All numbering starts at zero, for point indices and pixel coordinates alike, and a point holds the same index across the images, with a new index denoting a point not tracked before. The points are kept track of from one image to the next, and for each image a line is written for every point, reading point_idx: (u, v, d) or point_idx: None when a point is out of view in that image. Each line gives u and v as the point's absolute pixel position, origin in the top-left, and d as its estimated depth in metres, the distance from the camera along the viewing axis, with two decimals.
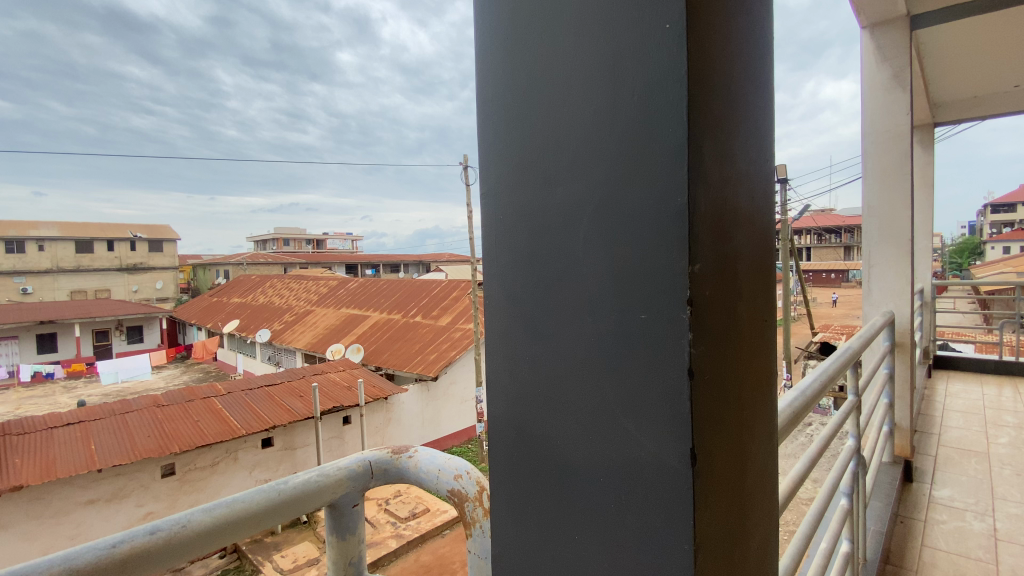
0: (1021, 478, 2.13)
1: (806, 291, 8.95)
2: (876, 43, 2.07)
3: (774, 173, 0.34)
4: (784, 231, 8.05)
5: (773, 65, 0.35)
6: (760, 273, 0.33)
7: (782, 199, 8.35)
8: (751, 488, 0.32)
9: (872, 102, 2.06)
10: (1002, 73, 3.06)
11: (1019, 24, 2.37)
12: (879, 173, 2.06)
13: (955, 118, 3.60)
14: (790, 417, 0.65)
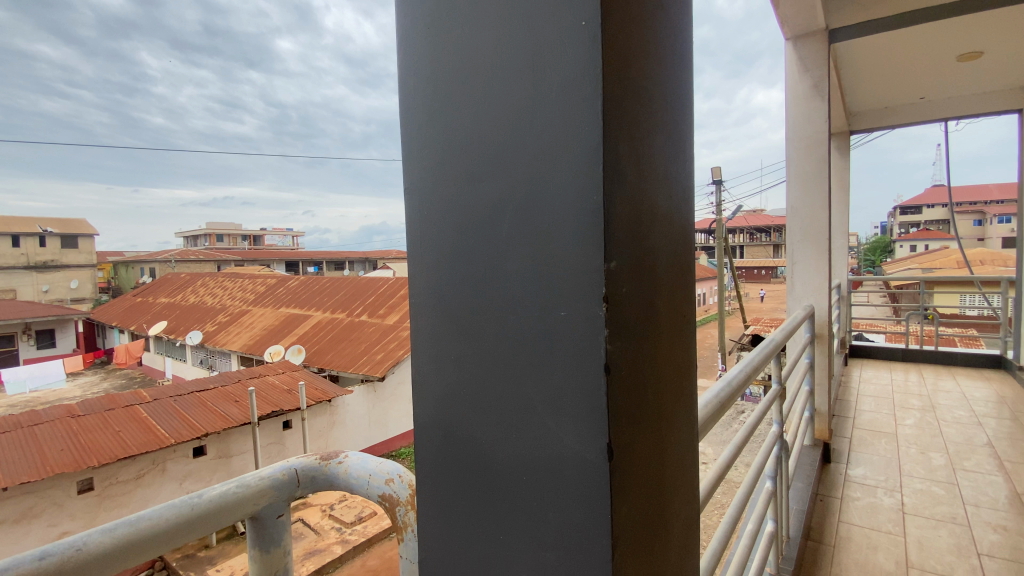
0: (924, 457, 2.35)
1: (740, 288, 9.51)
2: (799, 54, 2.22)
3: (692, 171, 0.36)
4: (720, 230, 8.49)
5: (693, 71, 0.36)
6: (679, 271, 0.34)
7: (718, 200, 8.82)
8: (672, 478, 0.33)
9: (794, 109, 2.21)
10: (908, 87, 3.39)
11: (918, 44, 2.66)
12: (800, 176, 2.21)
13: (868, 126, 3.98)
14: (716, 407, 0.68)
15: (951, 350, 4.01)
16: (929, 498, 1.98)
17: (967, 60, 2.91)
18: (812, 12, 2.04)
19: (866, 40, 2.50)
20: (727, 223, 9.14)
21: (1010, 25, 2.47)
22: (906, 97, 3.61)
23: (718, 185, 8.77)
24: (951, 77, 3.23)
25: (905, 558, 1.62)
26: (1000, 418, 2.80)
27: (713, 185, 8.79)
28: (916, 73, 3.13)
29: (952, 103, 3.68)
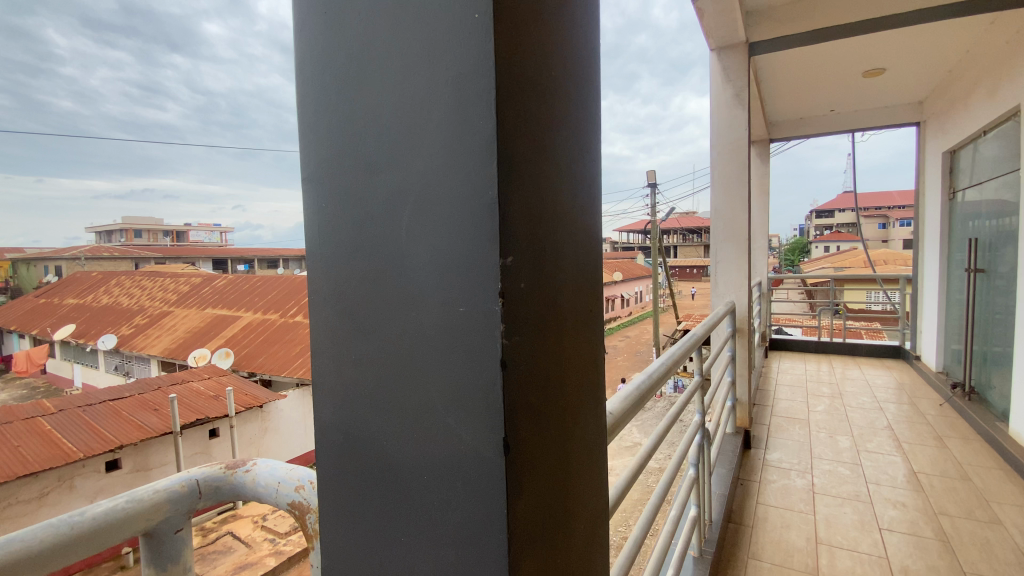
0: (831, 440, 2.57)
1: (674, 286, 9.97)
2: (723, 64, 2.35)
3: (598, 171, 0.37)
4: (655, 231, 8.85)
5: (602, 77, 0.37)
6: (586, 266, 0.35)
7: (653, 202, 9.21)
8: (579, 467, 0.34)
9: (718, 117, 2.35)
10: (818, 100, 3.69)
11: (826, 60, 2.90)
12: (723, 180, 2.35)
13: (785, 135, 4.32)
14: (636, 399, 0.71)
15: (857, 342, 4.41)
16: (836, 478, 2.16)
17: (870, 76, 3.20)
18: (733, 26, 2.17)
19: (783, 53, 2.69)
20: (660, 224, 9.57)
21: (904, 45, 2.74)
22: (818, 109, 3.93)
23: (653, 188, 9.16)
24: (856, 92, 3.54)
25: (815, 534, 1.76)
26: (896, 402, 3.12)
27: (648, 187, 9.16)
28: (826, 87, 3.42)
29: (857, 115, 4.04)
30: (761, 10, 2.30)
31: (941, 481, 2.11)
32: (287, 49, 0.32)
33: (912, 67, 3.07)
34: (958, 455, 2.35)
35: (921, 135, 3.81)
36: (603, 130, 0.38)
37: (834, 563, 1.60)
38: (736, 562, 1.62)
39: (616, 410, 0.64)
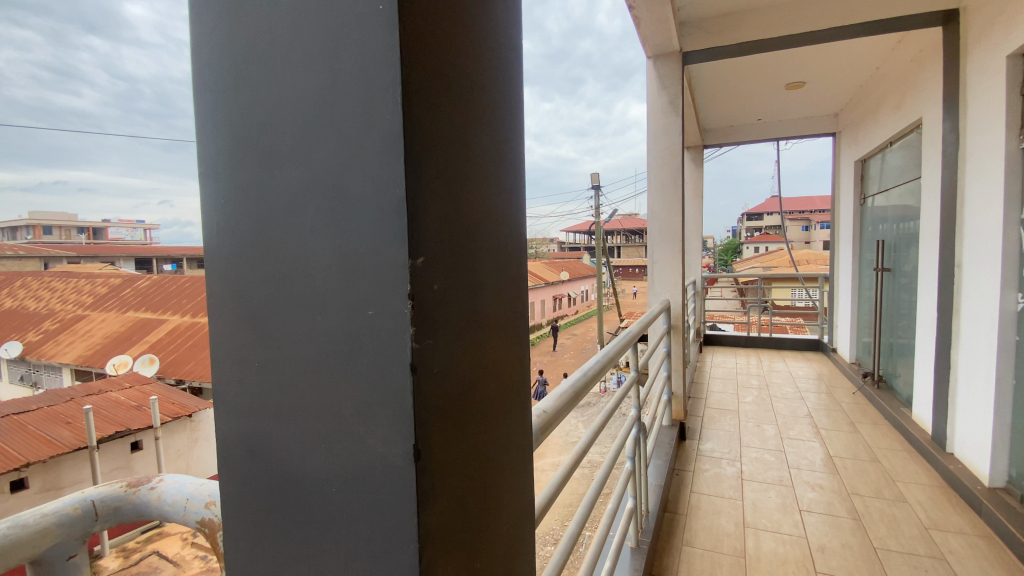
0: (759, 429, 2.73)
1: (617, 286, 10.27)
2: (658, 72, 2.44)
3: (520, 173, 0.37)
4: (599, 231, 9.09)
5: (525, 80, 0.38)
6: (509, 266, 0.36)
7: (597, 203, 9.45)
8: (502, 466, 0.34)
9: (654, 122, 2.45)
10: (746, 110, 3.93)
11: (752, 72, 3.09)
12: (659, 183, 2.46)
13: (718, 141, 4.58)
14: (570, 396, 0.72)
15: (782, 337, 4.74)
16: (761, 465, 2.30)
17: (792, 88, 3.43)
18: (668, 35, 2.26)
19: (714, 63, 2.83)
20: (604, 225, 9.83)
21: (822, 61, 2.95)
22: (746, 118, 4.18)
23: (597, 190, 9.41)
24: (779, 103, 3.79)
25: (743, 519, 1.86)
26: (816, 392, 3.36)
27: (593, 189, 9.38)
28: (753, 98, 3.64)
29: (781, 125, 4.33)
30: (694, 22, 2.41)
31: (854, 464, 2.29)
32: (187, 36, 0.30)
33: (829, 81, 3.32)
34: (869, 439, 2.57)
35: (837, 145, 4.14)
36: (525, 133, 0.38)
37: (759, 544, 1.69)
38: (670, 550, 1.68)
39: (550, 409, 0.65)
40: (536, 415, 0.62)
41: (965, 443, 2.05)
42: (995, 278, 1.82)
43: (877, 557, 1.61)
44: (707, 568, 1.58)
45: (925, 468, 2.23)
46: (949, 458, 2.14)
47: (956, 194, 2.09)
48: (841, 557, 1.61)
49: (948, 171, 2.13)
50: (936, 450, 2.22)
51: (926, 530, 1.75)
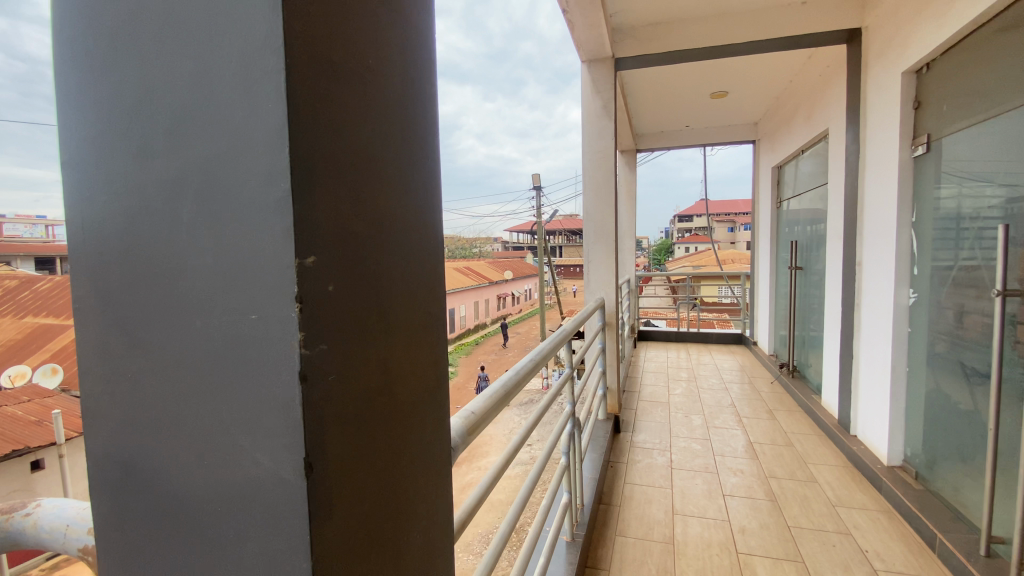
0: (687, 419, 2.87)
1: (558, 285, 10.48)
2: (592, 76, 2.51)
3: (435, 172, 0.36)
4: (540, 231, 9.22)
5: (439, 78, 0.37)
6: (423, 266, 0.34)
7: (537, 204, 9.60)
8: (415, 474, 0.33)
9: (588, 125, 2.51)
10: (675, 117, 4.13)
11: (680, 80, 3.25)
12: (593, 185, 2.53)
13: (650, 145, 4.77)
14: (501, 396, 0.72)
15: (708, 332, 5.02)
16: (689, 453, 2.42)
17: (717, 97, 3.64)
18: (601, 40, 2.32)
19: (645, 69, 2.94)
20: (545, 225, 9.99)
21: (743, 72, 3.15)
22: (675, 124, 4.39)
23: (537, 190, 9.56)
24: (705, 111, 4.01)
25: (672, 506, 1.94)
26: (739, 383, 3.58)
27: (534, 189, 9.51)
28: (681, 105, 3.82)
29: (707, 132, 4.58)
30: (625, 28, 2.49)
31: (771, 449, 2.46)
32: (55, 15, 0.28)
33: (749, 92, 3.55)
34: (785, 425, 2.77)
35: (756, 152, 4.43)
36: (440, 130, 0.38)
37: (687, 530, 1.78)
38: (604, 540, 1.73)
39: (479, 409, 0.63)
40: (465, 416, 0.61)
41: (866, 426, 2.26)
42: (889, 276, 2.02)
43: (791, 535, 1.73)
44: (638, 556, 1.63)
45: (832, 450, 2.43)
46: (853, 440, 2.35)
47: (857, 199, 2.29)
48: (759, 536, 1.72)
49: (851, 178, 2.34)
50: (842, 434, 2.43)
51: (833, 508, 1.90)
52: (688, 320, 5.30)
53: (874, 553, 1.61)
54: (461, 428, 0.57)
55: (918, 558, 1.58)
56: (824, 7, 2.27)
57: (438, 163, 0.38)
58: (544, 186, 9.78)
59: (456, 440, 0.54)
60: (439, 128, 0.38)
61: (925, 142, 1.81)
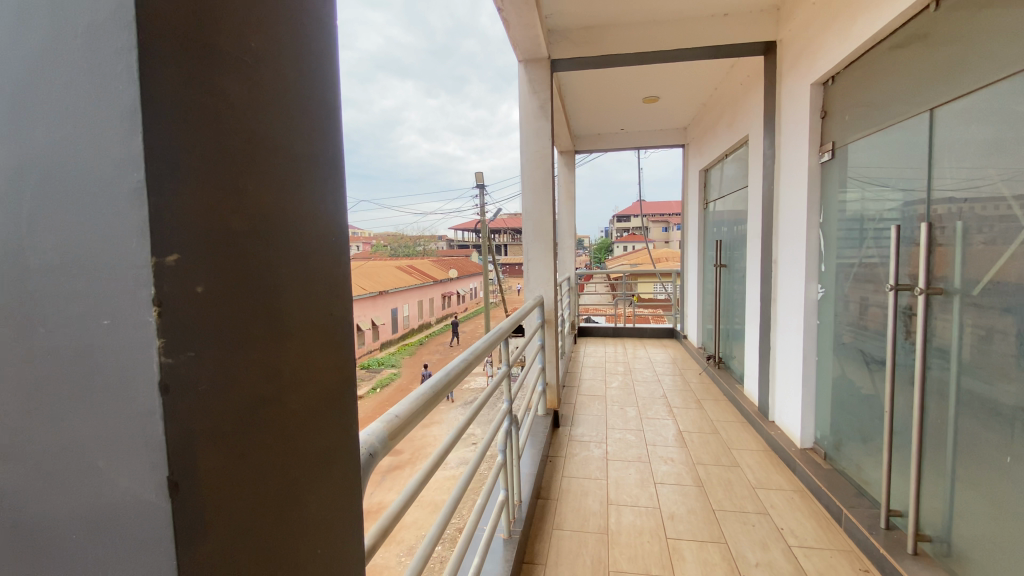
0: (623, 411, 2.97)
1: (501, 283, 10.54)
2: (529, 75, 2.53)
3: (338, 166, 0.34)
4: (482, 229, 9.21)
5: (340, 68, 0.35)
6: (325, 268, 0.32)
7: (480, 202, 9.60)
8: (315, 485, 0.31)
9: (526, 125, 2.54)
10: (611, 119, 4.26)
11: (615, 84, 3.36)
12: (531, 184, 2.56)
13: (587, 147, 4.89)
14: (430, 396, 0.70)
15: (643, 327, 5.22)
16: (624, 444, 2.51)
17: (648, 102, 3.77)
18: (536, 41, 2.33)
19: (581, 72, 3.00)
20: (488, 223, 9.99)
21: (673, 78, 3.28)
22: (611, 127, 4.52)
23: (480, 189, 9.56)
24: (638, 115, 4.16)
25: (607, 496, 2.00)
26: (670, 375, 3.74)
27: (476, 186, 9.49)
28: (616, 108, 3.95)
29: (641, 134, 4.75)
30: (561, 30, 2.52)
31: (699, 436, 2.59)
32: None
33: (678, 98, 3.70)
34: (711, 414, 2.93)
35: (686, 155, 4.65)
36: (345, 122, 0.36)
37: (620, 519, 1.83)
38: (542, 534, 1.75)
39: (405, 411, 0.61)
40: (388, 418, 0.58)
41: (782, 412, 2.43)
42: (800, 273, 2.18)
43: (716, 518, 1.83)
44: (574, 548, 1.66)
45: (753, 435, 2.60)
46: (771, 425, 2.52)
47: (773, 201, 2.46)
48: (688, 521, 1.81)
49: (768, 181, 2.50)
50: (761, 420, 2.60)
51: (753, 490, 2.03)
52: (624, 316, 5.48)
53: (789, 530, 1.73)
54: (384, 431, 0.54)
55: (825, 532, 1.71)
56: (743, 20, 2.40)
57: (344, 161, 0.37)
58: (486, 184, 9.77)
59: (376, 445, 0.51)
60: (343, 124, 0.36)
61: (831, 150, 1.97)
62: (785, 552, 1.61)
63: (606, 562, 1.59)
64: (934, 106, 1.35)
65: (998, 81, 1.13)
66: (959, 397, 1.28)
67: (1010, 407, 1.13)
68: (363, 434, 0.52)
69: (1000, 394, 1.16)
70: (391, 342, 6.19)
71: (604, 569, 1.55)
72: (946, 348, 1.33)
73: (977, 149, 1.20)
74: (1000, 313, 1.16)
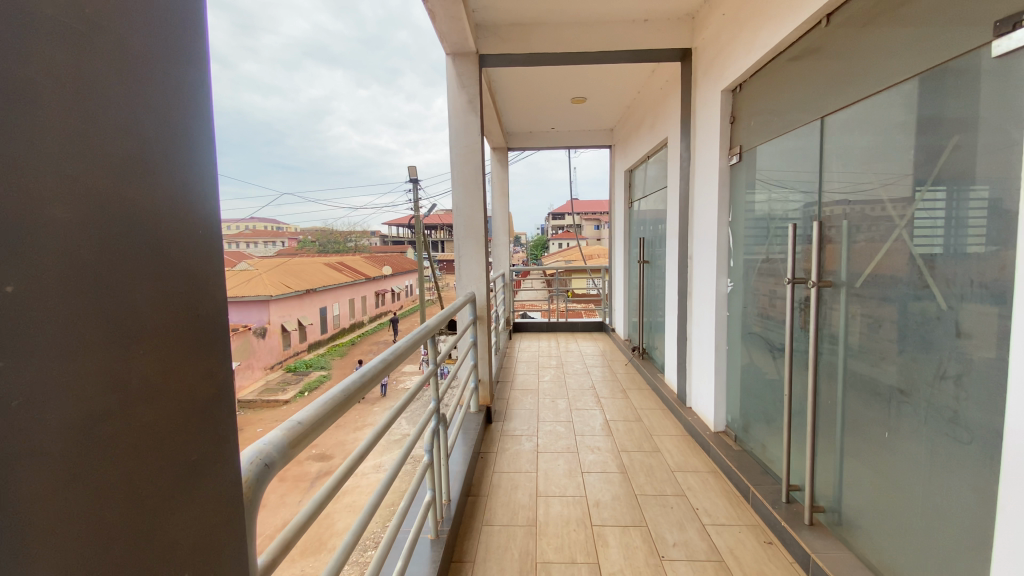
0: (553, 404, 3.03)
1: (436, 280, 10.41)
2: (457, 69, 2.50)
3: (205, 154, 0.31)
4: (416, 224, 9.04)
5: (204, 45, 0.32)
6: (191, 266, 0.30)
7: (413, 197, 9.44)
8: (178, 501, 0.29)
9: (455, 120, 2.51)
10: (541, 118, 4.32)
11: (544, 83, 3.41)
12: (461, 180, 2.55)
13: (520, 144, 4.94)
14: (341, 401, 0.68)
15: (574, 321, 5.36)
16: (554, 436, 2.56)
17: (576, 102, 3.86)
18: (463, 35, 2.30)
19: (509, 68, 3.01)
20: (422, 218, 9.82)
21: (599, 80, 3.37)
22: (542, 126, 4.59)
23: (413, 184, 9.42)
24: (567, 115, 4.25)
25: (536, 489, 2.02)
26: (599, 367, 3.87)
27: (409, 181, 9.30)
28: (546, 107, 4.01)
29: (570, 134, 4.86)
30: (488, 26, 2.51)
31: (624, 425, 2.70)
32: None
33: (605, 100, 3.81)
34: (636, 403, 3.06)
35: (613, 156, 4.81)
36: (212, 104, 0.33)
37: (549, 510, 1.86)
38: (471, 532, 1.74)
39: (308, 418, 0.58)
40: (290, 425, 0.55)
41: (698, 398, 2.58)
42: (712, 268, 2.32)
43: (637, 502, 1.91)
44: (503, 542, 1.67)
45: (673, 421, 2.74)
46: (688, 412, 2.67)
47: (690, 200, 2.60)
48: (612, 508, 1.87)
49: (685, 181, 2.63)
50: (679, 406, 2.75)
51: (672, 473, 2.14)
52: (555, 311, 5.59)
53: (703, 510, 1.84)
54: (282, 440, 0.51)
55: (735, 509, 1.84)
56: (661, 26, 2.51)
57: (216, 148, 0.34)
58: (420, 178, 9.59)
59: (274, 455, 0.48)
60: (214, 109, 0.34)
61: (739, 153, 2.11)
62: (699, 530, 1.71)
63: (534, 554, 1.61)
64: (825, 114, 1.48)
65: (876, 94, 1.25)
66: (845, 378, 1.42)
67: (886, 386, 1.25)
68: (258, 444, 0.48)
69: (880, 375, 1.28)
70: (320, 342, 5.94)
71: (532, 561, 1.57)
72: (835, 334, 1.47)
73: (861, 155, 1.32)
74: (880, 303, 1.27)
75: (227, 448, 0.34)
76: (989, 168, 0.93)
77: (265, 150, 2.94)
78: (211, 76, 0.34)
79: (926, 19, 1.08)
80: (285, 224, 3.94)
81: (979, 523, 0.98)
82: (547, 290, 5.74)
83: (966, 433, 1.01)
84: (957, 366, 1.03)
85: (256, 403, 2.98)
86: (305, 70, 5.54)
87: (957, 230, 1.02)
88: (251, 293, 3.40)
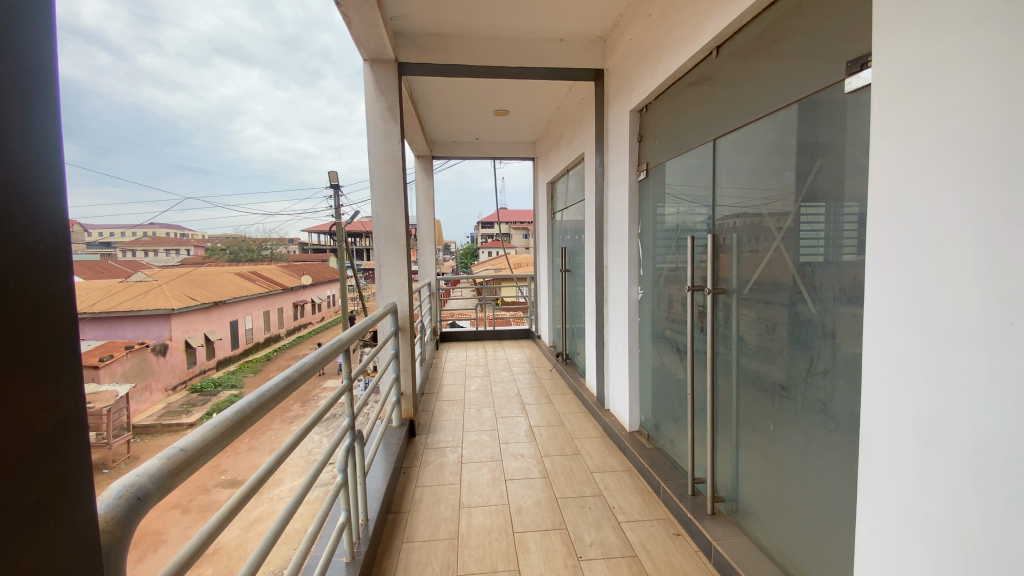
0: (478, 413, 3.03)
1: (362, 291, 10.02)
2: (376, 76, 2.46)
3: (43, 154, 0.29)
4: (339, 233, 8.71)
5: (44, 45, 0.30)
6: (29, 290, 0.28)
7: (336, 205, 9.07)
8: (12, 541, 0.27)
9: (375, 127, 2.48)
10: (466, 128, 4.37)
11: (466, 95, 3.45)
12: (381, 188, 2.50)
13: (445, 153, 4.94)
14: (229, 428, 0.64)
15: (500, 330, 5.40)
16: (479, 445, 2.56)
17: (499, 115, 3.92)
18: (382, 42, 2.27)
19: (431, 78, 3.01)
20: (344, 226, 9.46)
21: (519, 95, 3.46)
22: (467, 136, 4.63)
23: (335, 191, 9.07)
24: (490, 127, 4.31)
25: (459, 501, 2.01)
26: (525, 374, 3.93)
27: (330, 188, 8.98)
28: (470, 118, 4.05)
29: (494, 145, 4.93)
30: (408, 34, 2.49)
31: (547, 430, 2.75)
32: None
33: (526, 114, 3.91)
34: (559, 407, 3.14)
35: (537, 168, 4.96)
36: (53, 103, 0.31)
37: (471, 521, 1.86)
38: (391, 551, 1.68)
39: (192, 445, 0.54)
40: (169, 453, 0.51)
41: (615, 401, 2.69)
42: (625, 276, 2.46)
43: (557, 506, 1.95)
44: (423, 558, 1.63)
45: (594, 424, 2.83)
46: (607, 413, 2.78)
47: (606, 212, 2.73)
48: (533, 513, 1.90)
49: (601, 193, 2.76)
50: (599, 409, 2.86)
51: (591, 474, 2.22)
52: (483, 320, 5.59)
53: (618, 508, 1.92)
54: (159, 470, 0.47)
55: (648, 505, 1.93)
56: (575, 46, 2.62)
57: (64, 161, 0.33)
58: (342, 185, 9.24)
59: (150, 487, 0.44)
60: (61, 118, 0.33)
61: (645, 169, 2.25)
62: (615, 528, 1.78)
63: (454, 567, 1.59)
64: (717, 135, 1.63)
65: (758, 119, 1.39)
66: (739, 374, 1.56)
67: (772, 382, 1.38)
68: (130, 475, 0.45)
69: (768, 371, 1.41)
70: (231, 358, 5.55)
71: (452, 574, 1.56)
72: (729, 335, 1.62)
73: (748, 174, 1.46)
74: (765, 307, 1.41)
75: (77, 483, 0.32)
76: (854, 188, 1.04)
77: (161, 151, 2.71)
78: (59, 82, 0.32)
79: (795, 56, 1.22)
80: (190, 232, 3.64)
81: (845, 498, 1.12)
82: (473, 299, 5.75)
83: (835, 421, 1.14)
84: (828, 360, 1.15)
85: (155, 427, 2.71)
86: (214, 67, 5.20)
87: (834, 244, 1.12)
88: (150, 307, 3.11)
